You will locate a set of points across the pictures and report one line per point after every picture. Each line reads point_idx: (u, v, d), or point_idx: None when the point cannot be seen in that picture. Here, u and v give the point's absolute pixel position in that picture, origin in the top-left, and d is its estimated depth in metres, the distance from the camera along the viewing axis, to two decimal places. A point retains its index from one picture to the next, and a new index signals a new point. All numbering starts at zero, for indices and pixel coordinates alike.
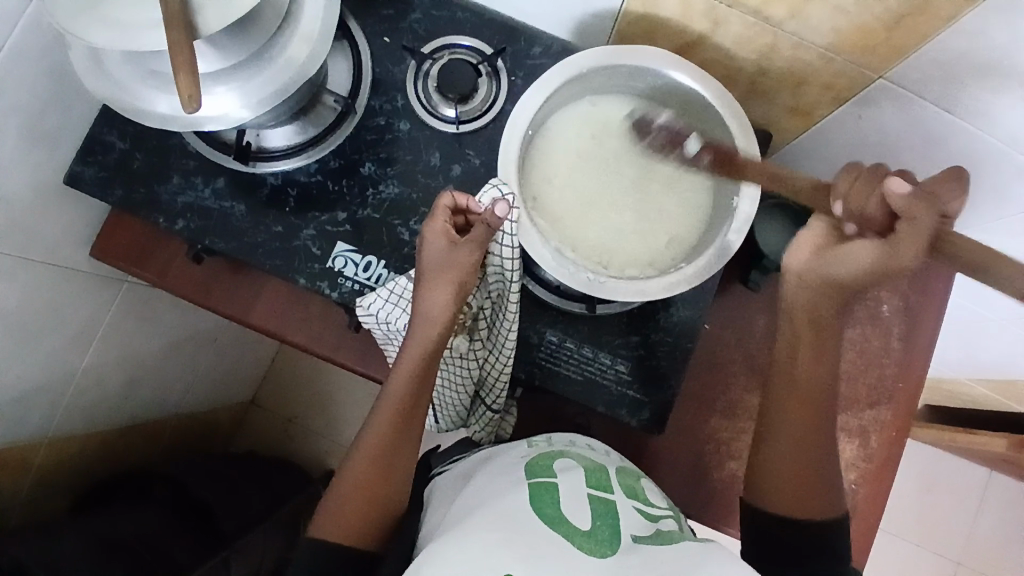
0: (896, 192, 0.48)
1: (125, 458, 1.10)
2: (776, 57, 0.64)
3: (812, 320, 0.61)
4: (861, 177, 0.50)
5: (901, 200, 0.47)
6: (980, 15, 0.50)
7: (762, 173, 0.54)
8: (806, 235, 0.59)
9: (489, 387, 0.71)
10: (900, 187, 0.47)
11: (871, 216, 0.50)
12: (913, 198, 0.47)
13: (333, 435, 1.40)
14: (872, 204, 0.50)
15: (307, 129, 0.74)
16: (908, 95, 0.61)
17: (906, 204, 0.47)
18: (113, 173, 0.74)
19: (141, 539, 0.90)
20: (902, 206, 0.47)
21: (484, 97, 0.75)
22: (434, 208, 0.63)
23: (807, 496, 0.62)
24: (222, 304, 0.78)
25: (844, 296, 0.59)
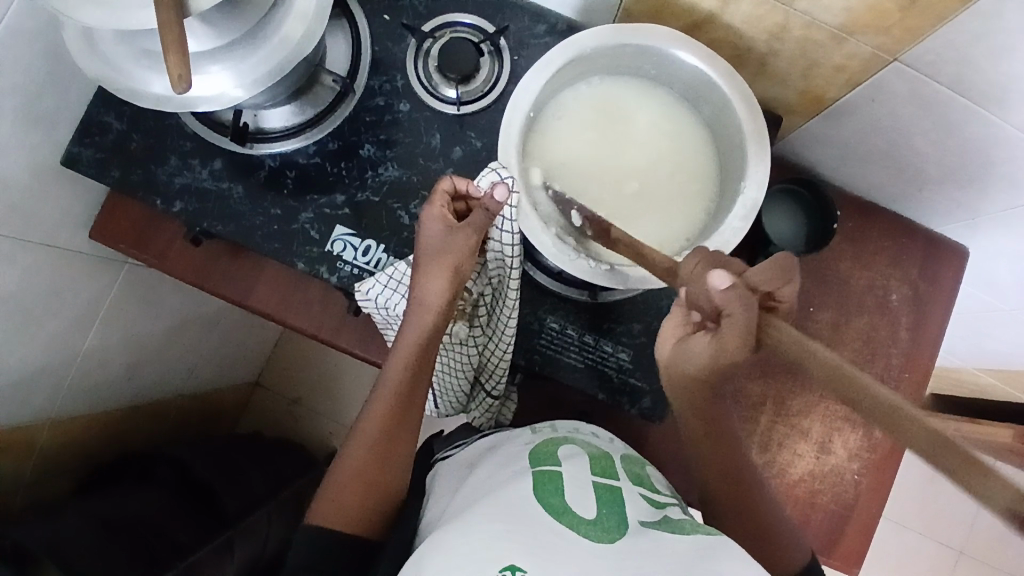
0: (716, 288, 0.50)
1: (129, 439, 1.12)
2: (787, 38, 0.62)
3: (699, 417, 0.63)
4: (699, 264, 0.53)
5: (720, 296, 0.50)
6: None
7: (629, 249, 0.57)
8: (667, 326, 0.61)
9: (489, 373, 0.70)
10: (720, 282, 0.50)
11: (707, 304, 0.53)
12: (731, 295, 0.50)
13: (337, 417, 1.41)
14: (703, 296, 0.52)
15: (305, 110, 0.72)
16: (923, 79, 0.59)
17: (725, 300, 0.50)
18: (110, 155, 0.73)
19: (141, 519, 0.91)
20: (722, 301, 0.50)
21: (485, 78, 0.73)
22: (433, 192, 0.63)
23: (776, 550, 0.60)
24: (221, 287, 0.77)
25: (712, 387, 0.61)
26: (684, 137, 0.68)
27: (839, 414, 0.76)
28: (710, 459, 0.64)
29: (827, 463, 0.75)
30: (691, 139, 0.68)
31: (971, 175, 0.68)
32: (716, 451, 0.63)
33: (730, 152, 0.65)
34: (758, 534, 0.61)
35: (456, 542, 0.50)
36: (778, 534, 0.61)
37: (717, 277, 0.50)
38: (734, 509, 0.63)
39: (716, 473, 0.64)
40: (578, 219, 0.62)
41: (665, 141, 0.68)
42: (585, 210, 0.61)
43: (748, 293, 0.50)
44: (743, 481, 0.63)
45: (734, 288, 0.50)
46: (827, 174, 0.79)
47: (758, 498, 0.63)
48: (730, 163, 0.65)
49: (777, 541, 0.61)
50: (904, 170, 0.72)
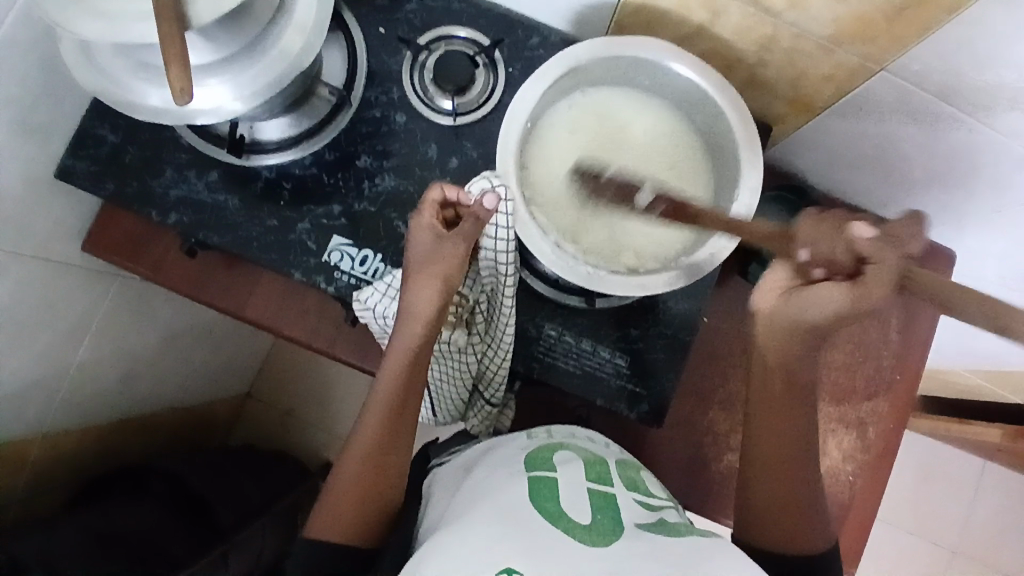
0: (861, 236, 0.48)
1: (122, 453, 1.10)
2: (775, 48, 0.64)
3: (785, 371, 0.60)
4: (830, 220, 0.49)
5: (867, 244, 0.48)
6: (980, 7, 0.50)
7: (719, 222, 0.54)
8: (768, 279, 0.58)
9: (488, 381, 0.70)
10: (867, 231, 0.48)
11: (842, 256, 0.49)
12: (880, 242, 0.47)
13: (331, 429, 1.40)
14: (840, 247, 0.49)
15: (301, 121, 0.73)
16: (908, 87, 0.61)
17: (874, 248, 0.47)
18: (105, 167, 0.73)
19: (137, 532, 0.90)
20: (870, 249, 0.48)
21: (480, 89, 0.74)
22: (422, 202, 0.62)
23: (795, 531, 0.60)
24: (216, 298, 0.77)
25: (808, 338, 0.57)
26: (677, 145, 0.69)
27: (834, 415, 0.77)
28: (763, 432, 0.62)
29: (823, 464, 0.76)
30: (684, 148, 0.69)
31: (956, 180, 0.70)
32: (773, 427, 0.62)
33: (723, 160, 0.66)
34: (785, 511, 0.61)
35: (453, 546, 0.50)
36: (805, 513, 0.61)
37: (863, 225, 0.48)
38: (772, 482, 0.62)
39: (770, 449, 0.62)
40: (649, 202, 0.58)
41: (659, 150, 0.69)
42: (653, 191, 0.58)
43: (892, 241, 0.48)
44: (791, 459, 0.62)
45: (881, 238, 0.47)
46: (816, 181, 0.80)
47: (801, 476, 0.62)
48: (724, 170, 0.66)
49: (802, 521, 0.61)
50: (891, 175, 0.74)
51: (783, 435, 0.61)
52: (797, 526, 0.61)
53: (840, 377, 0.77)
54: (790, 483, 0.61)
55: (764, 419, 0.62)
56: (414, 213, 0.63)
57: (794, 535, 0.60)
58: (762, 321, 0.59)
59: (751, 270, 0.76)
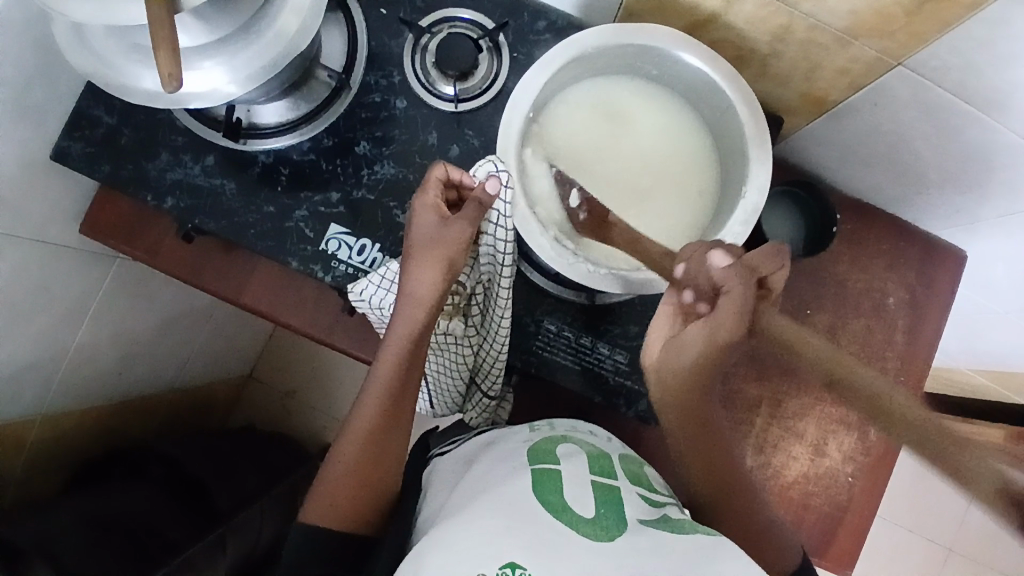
0: (716, 266, 0.56)
1: (119, 434, 1.10)
2: (790, 39, 0.61)
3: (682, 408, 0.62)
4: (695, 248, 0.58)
5: (721, 272, 0.56)
6: (1006, 4, 0.47)
7: (625, 237, 0.61)
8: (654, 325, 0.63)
9: (485, 374, 0.70)
10: (721, 259, 0.56)
11: (704, 284, 0.58)
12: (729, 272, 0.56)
13: (330, 410, 1.40)
14: (703, 276, 0.57)
15: (300, 105, 0.71)
16: (924, 83, 0.58)
17: (725, 276, 0.56)
18: (100, 149, 0.72)
19: (133, 516, 0.90)
20: (722, 278, 0.56)
21: (484, 75, 0.72)
22: (426, 180, 0.60)
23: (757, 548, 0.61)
24: (213, 284, 0.76)
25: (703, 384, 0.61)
26: (683, 138, 0.67)
27: (834, 416, 0.76)
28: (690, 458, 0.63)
29: (822, 466, 0.75)
30: (691, 142, 0.67)
31: (970, 180, 0.68)
32: (700, 456, 0.62)
33: (731, 154, 0.64)
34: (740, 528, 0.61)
35: (454, 539, 0.50)
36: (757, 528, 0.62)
37: (718, 254, 0.56)
38: (731, 515, 0.62)
39: (703, 481, 0.62)
40: (577, 200, 0.63)
41: (665, 142, 0.67)
42: (585, 193, 0.63)
43: (744, 272, 0.56)
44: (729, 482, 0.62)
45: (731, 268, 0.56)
46: (826, 176, 0.78)
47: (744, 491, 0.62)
48: (732, 165, 0.64)
49: (759, 534, 0.61)
50: (904, 173, 0.72)
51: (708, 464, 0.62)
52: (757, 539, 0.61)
53: None
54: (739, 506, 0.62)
55: (681, 450, 0.63)
56: (418, 190, 0.61)
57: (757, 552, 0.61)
58: (653, 376, 0.63)
59: None
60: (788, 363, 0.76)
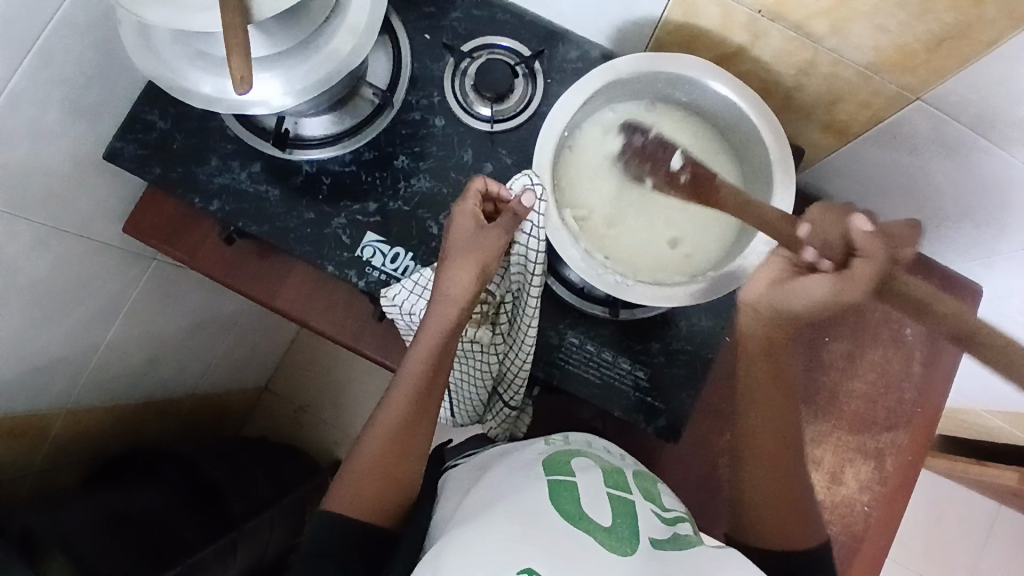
0: (859, 229, 0.55)
1: (137, 434, 1.12)
2: (814, 73, 0.65)
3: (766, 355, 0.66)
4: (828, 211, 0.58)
5: (863, 235, 0.55)
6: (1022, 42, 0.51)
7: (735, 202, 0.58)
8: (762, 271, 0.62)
9: (508, 383, 0.71)
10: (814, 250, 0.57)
11: (830, 247, 0.57)
12: (874, 236, 0.55)
13: (343, 425, 1.41)
14: (834, 235, 0.57)
15: (344, 120, 0.75)
16: (943, 118, 0.61)
17: (868, 241, 0.55)
18: (152, 152, 0.76)
19: (150, 514, 0.91)
20: (864, 241, 0.55)
21: (519, 98, 0.76)
22: (467, 190, 0.63)
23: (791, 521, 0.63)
24: (249, 286, 0.79)
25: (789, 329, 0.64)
26: (710, 162, 0.70)
27: (851, 444, 0.76)
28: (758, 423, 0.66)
29: (839, 493, 0.75)
30: (717, 166, 0.70)
31: (987, 216, 0.70)
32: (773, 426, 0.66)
33: (755, 180, 0.67)
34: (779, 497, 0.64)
35: (471, 545, 0.50)
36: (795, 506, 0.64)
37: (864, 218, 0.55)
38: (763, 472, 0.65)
39: (764, 436, 0.66)
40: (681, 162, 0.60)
41: (693, 165, 0.70)
42: (688, 155, 0.60)
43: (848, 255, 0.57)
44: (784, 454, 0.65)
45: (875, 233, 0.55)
46: (846, 208, 0.80)
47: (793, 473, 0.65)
48: (756, 190, 0.67)
49: (797, 509, 0.64)
50: (922, 207, 0.74)
51: (775, 424, 0.66)
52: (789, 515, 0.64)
53: (860, 406, 0.77)
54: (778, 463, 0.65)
55: (756, 396, 0.66)
56: (458, 200, 0.64)
57: (788, 527, 0.63)
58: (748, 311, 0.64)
59: None
60: (806, 389, 0.77)
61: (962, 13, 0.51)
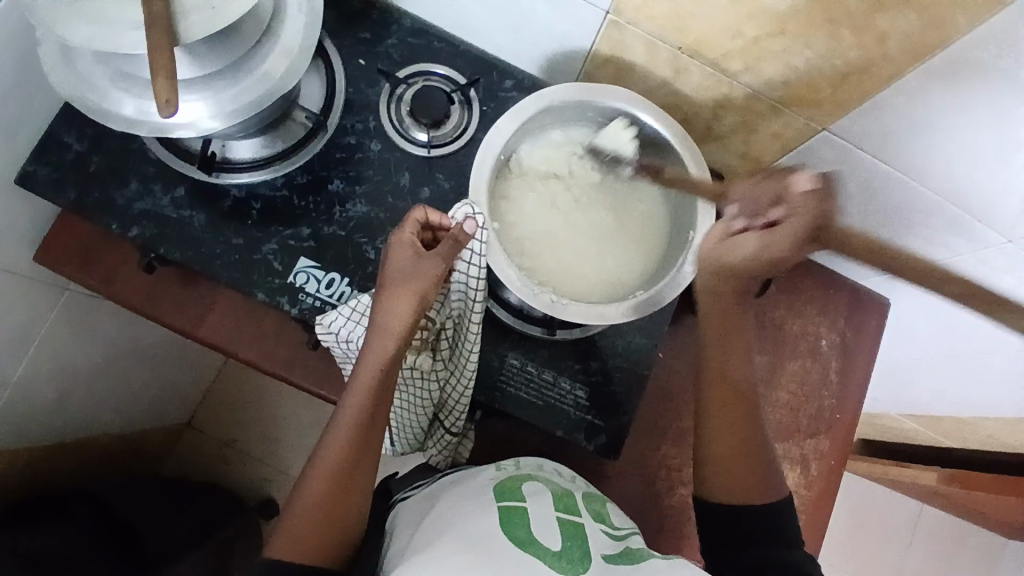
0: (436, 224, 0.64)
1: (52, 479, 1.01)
2: (730, 106, 0.70)
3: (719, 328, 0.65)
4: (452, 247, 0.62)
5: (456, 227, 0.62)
6: (918, 76, 0.56)
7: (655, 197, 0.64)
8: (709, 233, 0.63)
9: (449, 410, 0.71)
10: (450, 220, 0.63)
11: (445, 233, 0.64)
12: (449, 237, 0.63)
13: (274, 461, 1.35)
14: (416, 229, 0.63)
15: (274, 143, 0.73)
16: (847, 146, 0.67)
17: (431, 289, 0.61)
18: (66, 174, 0.71)
19: (65, 561, 0.81)
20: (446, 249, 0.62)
21: (456, 124, 0.77)
22: (404, 220, 0.63)
23: (747, 485, 0.64)
24: (171, 317, 0.75)
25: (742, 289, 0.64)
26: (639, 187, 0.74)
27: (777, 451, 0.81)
28: (715, 431, 0.65)
29: None
30: (646, 191, 0.73)
31: (891, 235, 0.76)
32: (727, 430, 0.65)
33: (681, 205, 0.71)
34: (736, 470, 0.64)
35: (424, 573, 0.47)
36: (755, 460, 0.65)
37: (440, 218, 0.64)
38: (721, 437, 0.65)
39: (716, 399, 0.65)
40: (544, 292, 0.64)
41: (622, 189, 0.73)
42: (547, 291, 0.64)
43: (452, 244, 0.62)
44: (748, 454, 0.64)
45: (812, 197, 0.53)
46: None
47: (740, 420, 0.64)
48: (682, 214, 0.70)
49: (758, 474, 0.64)
50: None
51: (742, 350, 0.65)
52: (751, 480, 0.64)
53: (783, 415, 0.82)
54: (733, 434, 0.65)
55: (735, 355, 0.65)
56: (395, 229, 0.63)
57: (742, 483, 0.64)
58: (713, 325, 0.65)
59: None
60: None
61: (866, 50, 0.56)
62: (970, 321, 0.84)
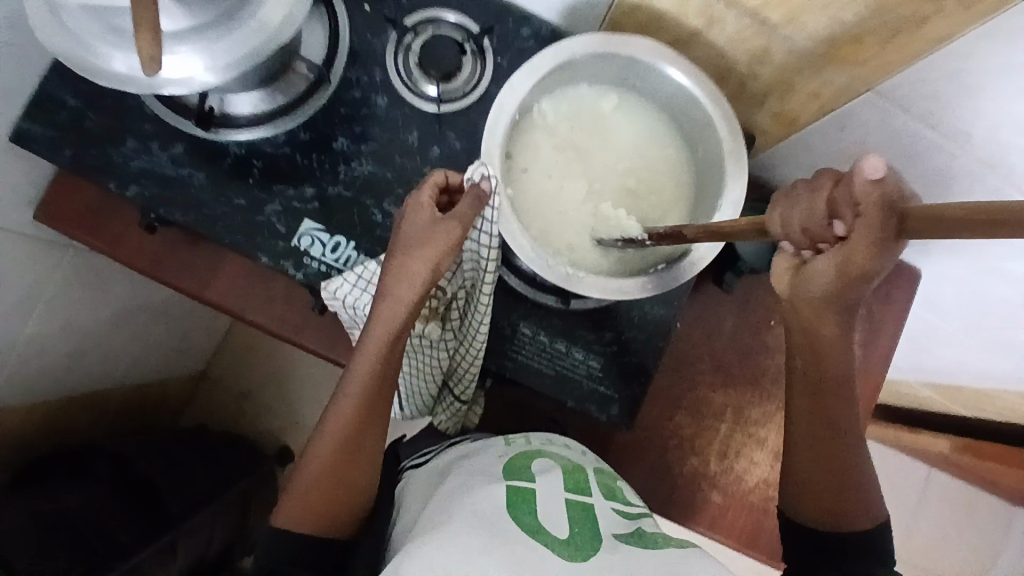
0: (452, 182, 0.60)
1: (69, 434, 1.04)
2: (767, 61, 0.64)
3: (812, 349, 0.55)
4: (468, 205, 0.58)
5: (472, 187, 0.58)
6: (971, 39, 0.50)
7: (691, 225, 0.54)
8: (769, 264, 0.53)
9: (459, 378, 0.69)
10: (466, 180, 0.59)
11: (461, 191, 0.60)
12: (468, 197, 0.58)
13: (290, 413, 1.36)
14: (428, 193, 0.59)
15: (275, 97, 0.69)
16: (891, 108, 0.61)
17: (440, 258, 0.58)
18: (63, 132, 0.68)
19: (89, 521, 0.84)
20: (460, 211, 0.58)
21: (468, 77, 0.72)
22: (425, 182, 0.59)
23: (834, 498, 0.58)
24: (177, 278, 0.73)
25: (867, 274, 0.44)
26: (664, 147, 0.69)
27: None
28: (806, 454, 0.59)
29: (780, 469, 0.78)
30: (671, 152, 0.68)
31: None
32: (820, 459, 0.59)
33: (707, 169, 0.66)
34: (825, 485, 0.58)
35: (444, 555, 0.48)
36: (850, 478, 0.58)
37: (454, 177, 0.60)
38: (811, 448, 0.59)
39: (809, 397, 0.58)
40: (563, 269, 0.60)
41: (646, 150, 0.69)
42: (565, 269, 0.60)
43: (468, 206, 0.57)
44: (835, 468, 0.58)
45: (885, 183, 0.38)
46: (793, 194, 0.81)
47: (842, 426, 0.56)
48: (707, 178, 0.66)
49: (850, 487, 0.58)
50: None
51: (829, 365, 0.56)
52: (842, 496, 0.58)
53: None
54: (821, 441, 0.58)
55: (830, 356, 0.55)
56: (415, 189, 0.60)
57: (833, 500, 0.58)
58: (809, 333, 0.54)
59: (727, 278, 0.76)
60: (751, 371, 0.79)
61: None
62: (1000, 295, 0.80)
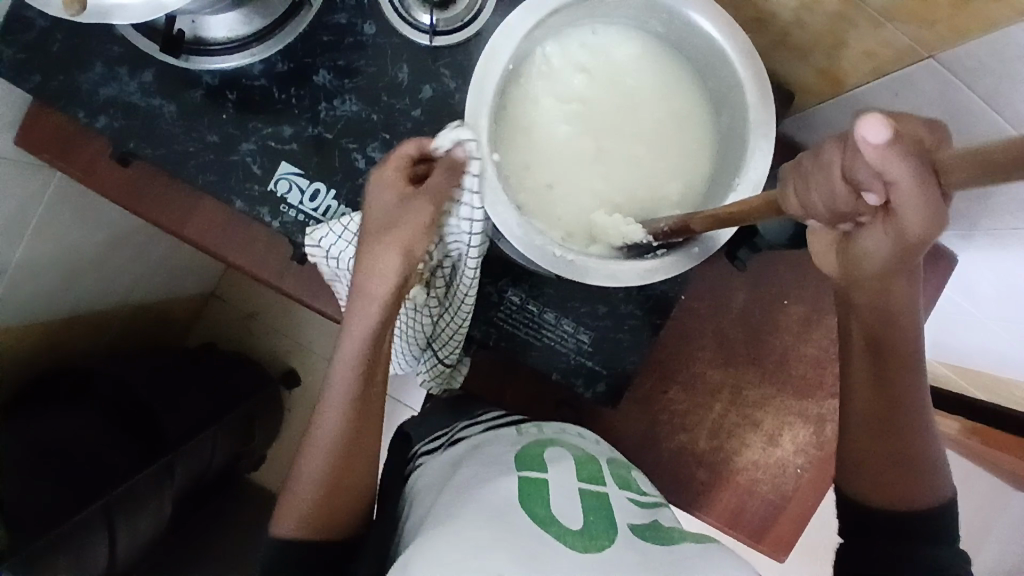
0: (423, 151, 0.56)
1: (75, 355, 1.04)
2: (816, 8, 0.54)
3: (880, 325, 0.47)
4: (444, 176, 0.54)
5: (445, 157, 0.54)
6: None
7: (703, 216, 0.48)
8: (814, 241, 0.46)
9: (442, 342, 0.66)
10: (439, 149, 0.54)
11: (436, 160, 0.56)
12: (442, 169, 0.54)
13: (294, 337, 1.37)
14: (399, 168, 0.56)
15: (252, 19, 0.62)
16: (952, 81, 0.50)
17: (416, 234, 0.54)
18: (27, 54, 0.63)
19: (77, 441, 0.85)
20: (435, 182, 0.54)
21: (467, 5, 0.63)
22: (391, 157, 0.56)
23: (888, 474, 0.50)
24: (153, 214, 0.70)
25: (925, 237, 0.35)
26: (687, 105, 0.60)
27: (793, 408, 0.74)
28: (860, 428, 0.52)
29: (774, 454, 0.74)
30: (692, 111, 0.59)
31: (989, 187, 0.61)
32: (879, 432, 0.51)
33: (730, 138, 0.57)
34: (885, 465, 0.50)
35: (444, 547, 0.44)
36: (914, 447, 0.50)
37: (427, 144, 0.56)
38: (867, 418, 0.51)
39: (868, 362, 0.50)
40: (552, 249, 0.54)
41: (666, 107, 0.60)
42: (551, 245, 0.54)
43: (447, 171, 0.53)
44: (897, 437, 0.50)
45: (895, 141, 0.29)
46: None
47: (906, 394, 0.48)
48: (728, 149, 0.57)
49: (910, 465, 0.50)
50: None
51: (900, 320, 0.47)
52: (902, 473, 0.50)
53: (807, 370, 0.74)
54: (881, 409, 0.50)
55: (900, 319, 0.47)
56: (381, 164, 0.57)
57: (890, 475, 0.50)
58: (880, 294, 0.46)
59: (740, 254, 0.69)
60: (755, 350, 0.74)
61: None
62: None
